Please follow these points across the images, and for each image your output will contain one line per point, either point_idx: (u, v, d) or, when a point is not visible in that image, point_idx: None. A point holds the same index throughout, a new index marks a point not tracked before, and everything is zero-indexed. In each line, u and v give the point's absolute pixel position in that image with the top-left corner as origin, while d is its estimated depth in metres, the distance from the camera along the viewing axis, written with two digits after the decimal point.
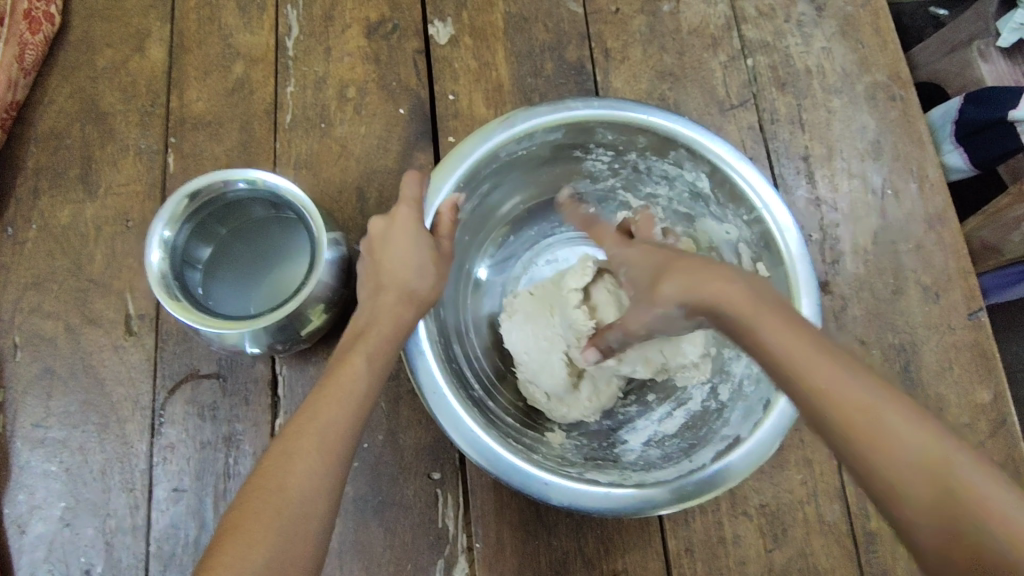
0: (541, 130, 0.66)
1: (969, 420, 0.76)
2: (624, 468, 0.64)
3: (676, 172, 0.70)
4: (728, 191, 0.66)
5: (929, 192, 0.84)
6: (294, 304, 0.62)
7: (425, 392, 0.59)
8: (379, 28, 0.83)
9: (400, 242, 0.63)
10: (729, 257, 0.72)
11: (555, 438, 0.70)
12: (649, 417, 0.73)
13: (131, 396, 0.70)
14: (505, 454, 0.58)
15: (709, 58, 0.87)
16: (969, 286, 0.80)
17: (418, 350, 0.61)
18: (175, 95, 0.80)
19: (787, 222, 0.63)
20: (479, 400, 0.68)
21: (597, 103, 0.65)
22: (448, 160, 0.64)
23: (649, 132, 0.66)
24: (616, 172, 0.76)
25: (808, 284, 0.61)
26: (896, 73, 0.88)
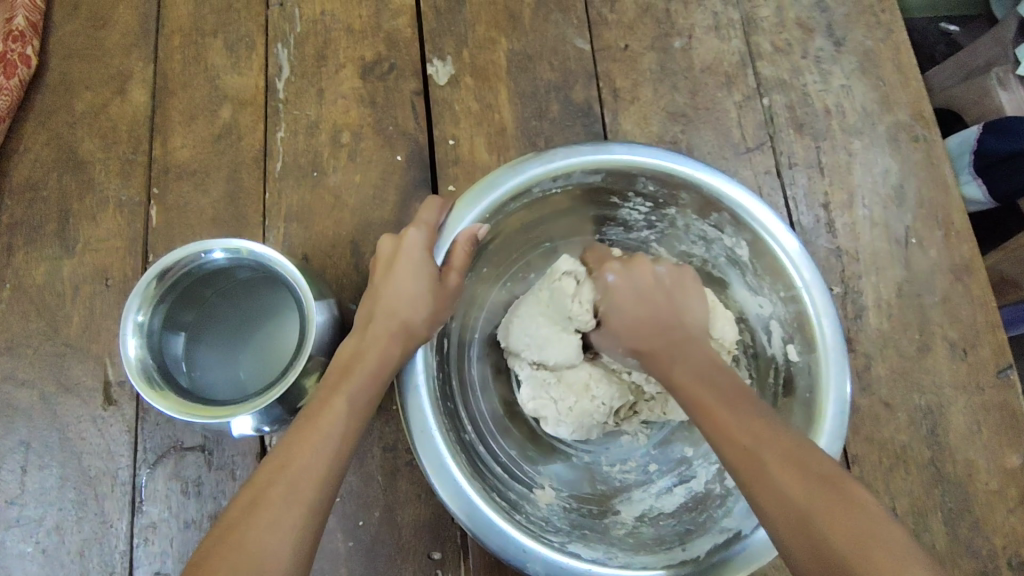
0: (579, 169, 0.63)
1: (999, 486, 0.72)
2: (612, 543, 0.59)
3: (716, 235, 0.68)
4: (770, 264, 0.64)
5: (955, 240, 0.79)
6: (282, 386, 0.57)
7: (414, 433, 0.55)
8: (376, 69, 0.79)
9: (403, 270, 0.61)
10: (759, 332, 0.70)
11: (544, 496, 0.64)
12: (647, 488, 0.67)
13: (110, 470, 0.66)
14: (486, 509, 0.54)
15: (723, 97, 0.83)
16: (999, 342, 0.76)
17: (413, 385, 0.57)
18: (158, 142, 0.75)
19: (826, 307, 0.61)
20: (470, 444, 0.63)
21: (643, 151, 0.63)
22: (478, 189, 0.61)
23: (694, 187, 0.64)
24: (651, 225, 0.73)
25: (839, 375, 0.59)
26: (919, 113, 0.84)
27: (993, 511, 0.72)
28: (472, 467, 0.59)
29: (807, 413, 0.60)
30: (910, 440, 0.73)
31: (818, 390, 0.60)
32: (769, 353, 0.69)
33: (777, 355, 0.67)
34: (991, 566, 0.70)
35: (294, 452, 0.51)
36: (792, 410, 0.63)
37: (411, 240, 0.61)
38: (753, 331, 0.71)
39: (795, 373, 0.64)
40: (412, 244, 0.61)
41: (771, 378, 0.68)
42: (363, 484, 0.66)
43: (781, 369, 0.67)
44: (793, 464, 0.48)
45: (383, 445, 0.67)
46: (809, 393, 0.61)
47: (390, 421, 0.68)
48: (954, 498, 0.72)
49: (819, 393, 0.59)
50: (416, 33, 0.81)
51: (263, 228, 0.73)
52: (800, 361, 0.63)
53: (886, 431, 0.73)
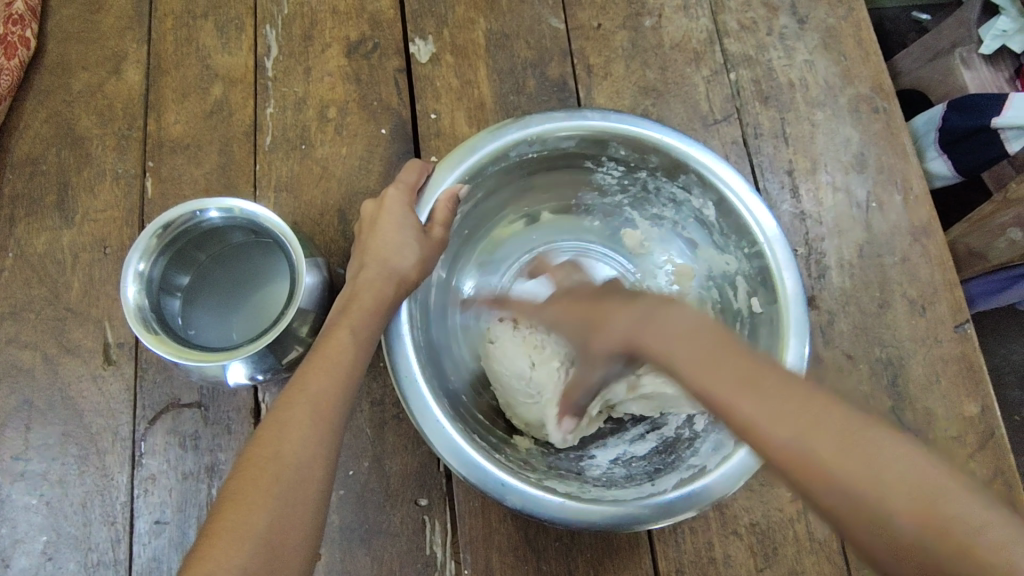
0: (554, 134, 0.67)
1: (957, 432, 0.76)
2: (586, 482, 0.63)
3: (684, 196, 0.72)
4: (735, 223, 0.68)
5: (914, 204, 0.84)
6: (274, 334, 0.60)
7: (401, 376, 0.60)
8: (360, 48, 0.82)
9: (385, 225, 0.65)
10: (726, 288, 0.74)
11: (523, 442, 0.68)
12: (621, 436, 0.72)
13: (111, 426, 0.69)
14: (465, 446, 0.58)
15: (692, 72, 0.87)
16: (955, 298, 0.80)
17: (399, 334, 0.61)
18: (153, 118, 0.79)
19: (787, 259, 0.65)
20: (453, 393, 0.67)
21: (613, 117, 0.67)
22: (457, 152, 0.65)
23: (662, 151, 0.68)
24: (624, 189, 0.77)
25: (799, 324, 0.62)
26: (879, 85, 0.88)
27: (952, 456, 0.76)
28: (454, 411, 0.63)
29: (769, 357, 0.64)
30: (873, 391, 0.77)
31: (779, 339, 0.63)
32: (736, 307, 0.72)
33: (743, 309, 0.71)
34: None
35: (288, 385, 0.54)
36: None
37: (391, 199, 0.66)
38: (722, 288, 0.74)
39: (759, 324, 0.67)
40: (393, 202, 0.66)
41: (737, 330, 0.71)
42: (352, 436, 0.69)
43: (746, 321, 0.70)
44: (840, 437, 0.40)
45: (372, 400, 0.71)
46: (770, 341, 0.64)
47: (378, 377, 0.71)
48: None
49: (780, 341, 0.63)
50: (399, 14, 0.85)
51: (254, 199, 0.76)
52: (763, 312, 0.67)
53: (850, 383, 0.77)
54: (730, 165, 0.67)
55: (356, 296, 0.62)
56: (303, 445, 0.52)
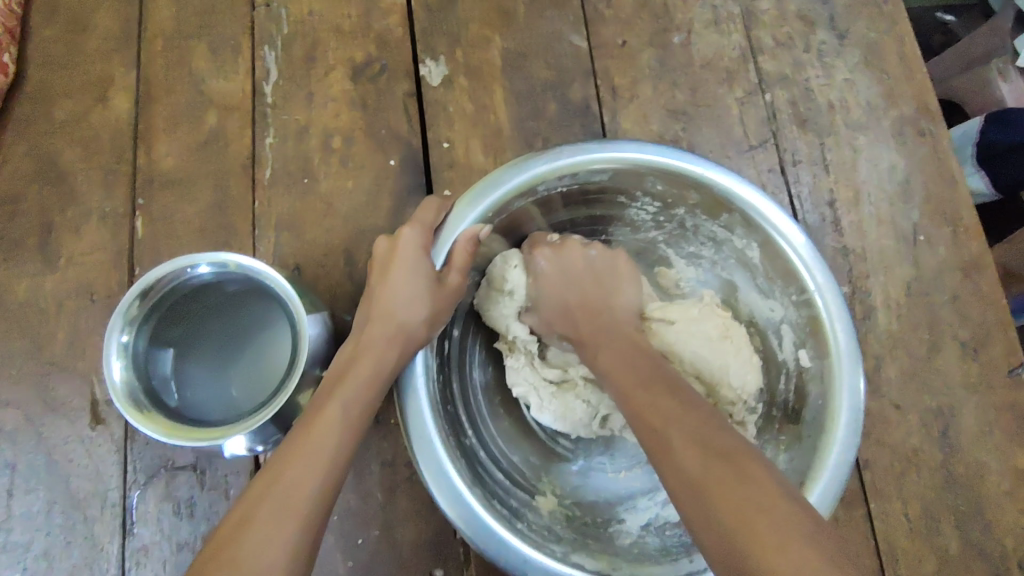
0: (586, 167, 0.61)
1: (1012, 487, 0.71)
2: (616, 556, 0.57)
3: (726, 235, 0.67)
4: (782, 266, 0.62)
5: (964, 236, 0.77)
6: (275, 405, 0.54)
7: (413, 436, 0.53)
8: (367, 70, 0.76)
9: (399, 271, 0.59)
10: (770, 337, 0.68)
11: (546, 504, 0.62)
12: (653, 494, 0.64)
13: (99, 492, 0.64)
14: (486, 517, 0.52)
15: (724, 94, 0.80)
16: (1009, 340, 0.74)
17: (412, 387, 0.55)
18: (142, 150, 0.73)
19: (839, 311, 0.59)
20: (471, 449, 0.61)
21: (652, 148, 0.61)
22: (479, 187, 0.59)
23: (703, 187, 0.62)
24: (659, 225, 0.71)
25: (852, 379, 0.58)
26: (924, 106, 0.82)
27: (1007, 513, 0.70)
28: (472, 471, 0.57)
29: (819, 419, 0.59)
30: (921, 443, 0.72)
31: (831, 398, 0.58)
32: (780, 358, 0.67)
33: (788, 361, 0.66)
34: (1005, 570, 0.69)
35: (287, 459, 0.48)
36: (805, 419, 0.61)
37: (406, 241, 0.60)
38: (764, 335, 0.69)
39: (807, 379, 0.63)
40: (407, 244, 0.60)
41: (782, 382, 0.67)
42: (361, 502, 0.64)
43: (790, 374, 0.65)
44: (693, 440, 0.47)
45: (382, 461, 0.65)
46: (820, 401, 0.60)
47: (388, 436, 0.66)
48: (967, 502, 0.70)
49: (832, 400, 0.58)
50: (408, 32, 0.78)
51: (253, 239, 0.70)
52: (813, 367, 0.62)
53: (897, 435, 0.72)
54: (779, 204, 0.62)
55: (363, 350, 0.57)
56: (308, 536, 0.46)
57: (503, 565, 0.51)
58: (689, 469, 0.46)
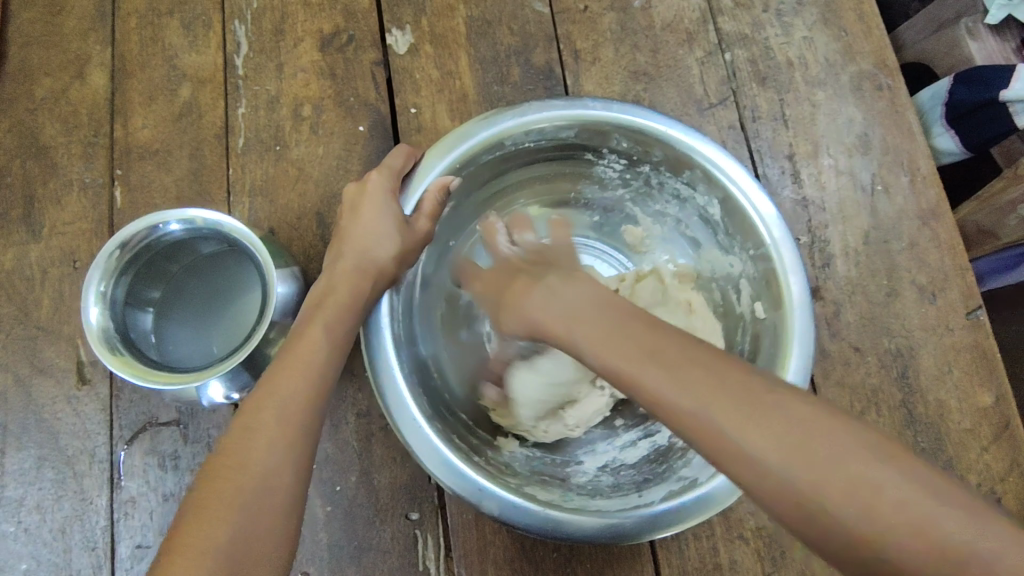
0: (551, 122, 0.63)
1: (971, 424, 0.73)
2: (569, 489, 0.60)
3: (689, 193, 0.68)
4: (740, 223, 0.64)
5: (922, 185, 0.79)
6: (247, 350, 0.56)
7: (379, 373, 0.56)
8: (334, 41, 0.78)
9: (369, 211, 0.62)
10: (730, 291, 0.70)
11: (506, 444, 0.65)
12: (612, 441, 0.68)
13: (87, 448, 0.66)
14: (442, 446, 0.55)
15: (685, 54, 0.83)
16: (967, 283, 0.77)
17: (379, 324, 0.58)
18: (119, 124, 0.75)
19: (793, 263, 0.61)
20: (435, 389, 0.64)
21: (615, 106, 0.63)
22: (449, 138, 0.61)
23: (668, 145, 0.64)
24: (626, 183, 0.73)
25: (804, 329, 0.59)
26: (882, 61, 0.84)
27: (966, 449, 0.72)
28: (434, 409, 0.60)
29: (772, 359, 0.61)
30: (882, 384, 0.74)
31: (781, 347, 0.60)
32: (738, 312, 0.69)
33: (744, 313, 0.68)
34: None
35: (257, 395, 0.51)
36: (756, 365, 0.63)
37: (375, 183, 0.63)
38: (725, 290, 0.71)
39: (761, 330, 0.64)
40: (376, 187, 0.63)
41: (740, 336, 0.68)
42: (338, 451, 0.66)
43: (747, 326, 0.67)
44: (756, 413, 0.39)
45: (357, 412, 0.68)
46: (772, 351, 0.61)
47: (363, 387, 0.68)
48: (927, 439, 0.72)
49: (782, 349, 0.59)
50: (374, 3, 0.80)
51: (228, 205, 0.73)
52: (766, 317, 0.64)
53: (857, 376, 0.74)
54: (734, 158, 0.63)
55: (332, 283, 0.60)
56: (275, 464, 0.49)
57: (456, 490, 0.55)
58: (773, 458, 0.38)
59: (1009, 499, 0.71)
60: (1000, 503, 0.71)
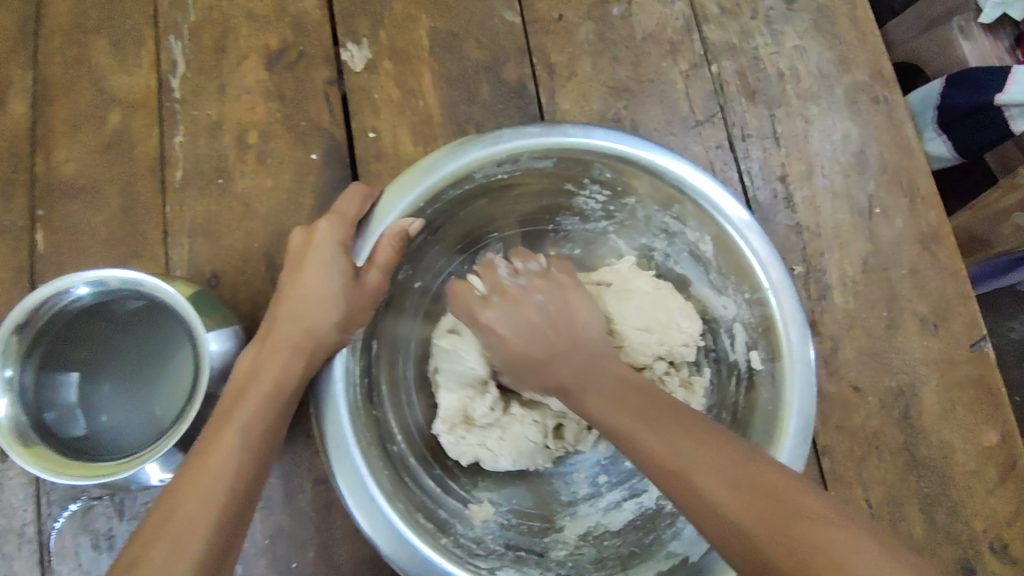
0: (529, 151, 0.57)
1: (977, 466, 0.68)
2: (549, 570, 0.56)
3: (679, 228, 0.63)
4: (735, 264, 0.59)
5: (922, 206, 0.74)
6: (174, 434, 0.50)
7: (332, 451, 0.50)
8: (282, 58, 0.71)
9: (316, 264, 0.55)
10: (721, 335, 0.65)
11: (479, 513, 0.59)
12: (594, 503, 0.62)
13: (14, 527, 0.60)
14: (407, 535, 0.49)
15: (668, 67, 0.76)
16: (971, 313, 0.72)
17: (331, 391, 0.51)
18: (42, 156, 0.67)
19: (793, 312, 0.56)
20: (400, 456, 0.57)
21: (599, 134, 0.57)
22: (412, 173, 0.54)
23: (656, 176, 0.58)
24: (609, 215, 0.67)
25: (805, 387, 0.55)
26: (878, 72, 0.78)
27: (972, 493, 0.68)
28: (397, 480, 0.54)
29: (770, 423, 0.56)
30: (882, 425, 0.69)
31: (781, 405, 0.55)
32: (731, 360, 0.64)
33: (738, 363, 0.63)
34: (970, 550, 0.66)
35: (182, 498, 0.45)
36: (754, 423, 0.58)
37: (322, 235, 0.55)
38: (715, 332, 0.66)
39: (758, 381, 0.60)
40: (323, 237, 0.55)
41: (732, 386, 0.64)
42: (294, 523, 0.60)
43: (741, 376, 0.63)
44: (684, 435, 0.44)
45: (315, 478, 0.61)
46: (772, 406, 0.56)
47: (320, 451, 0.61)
48: (930, 483, 0.68)
49: (781, 408, 0.55)
50: (327, 14, 0.72)
51: (166, 247, 0.65)
52: (763, 370, 0.59)
53: (857, 418, 0.69)
54: (729, 190, 0.58)
55: (262, 362, 0.53)
56: None
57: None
58: (685, 457, 0.43)
59: (1017, 546, 0.67)
60: (1008, 550, 0.67)
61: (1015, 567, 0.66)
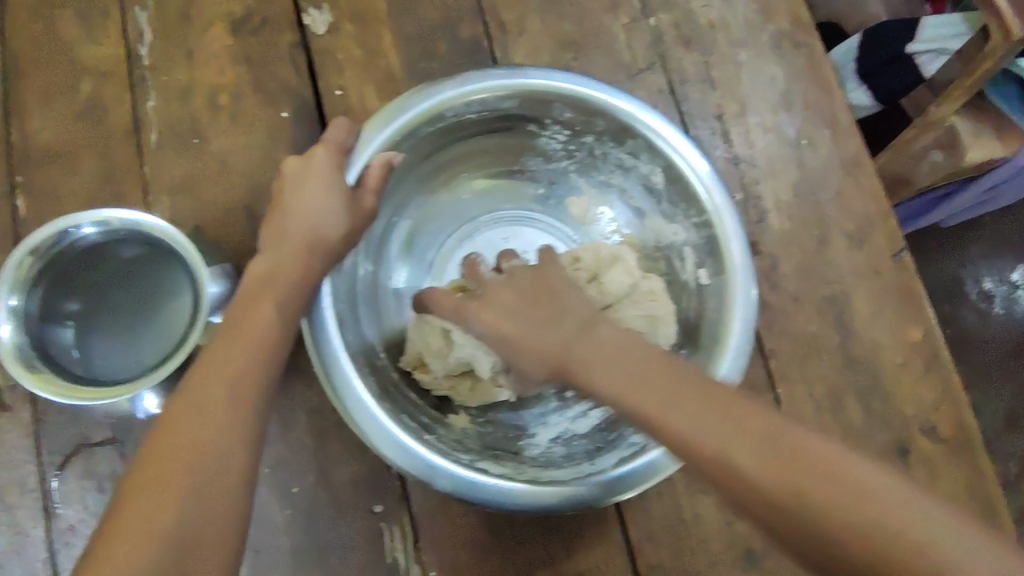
0: (494, 92, 0.62)
1: (904, 360, 0.77)
2: (523, 463, 0.60)
3: (632, 162, 0.68)
4: (682, 191, 0.65)
5: (843, 136, 0.82)
6: (180, 355, 0.53)
7: (322, 359, 0.54)
8: (247, 24, 0.74)
9: (314, 189, 0.59)
10: (673, 258, 0.71)
11: (458, 421, 0.65)
12: (564, 413, 0.68)
13: (17, 478, 0.63)
14: (391, 426, 0.54)
15: (610, 21, 0.82)
16: (891, 227, 0.80)
17: (322, 308, 0.56)
18: (16, 127, 0.69)
19: (734, 230, 0.62)
20: (384, 368, 0.63)
21: (558, 77, 0.63)
22: (389, 108, 0.60)
23: (610, 115, 0.64)
24: (569, 155, 0.73)
25: (745, 295, 0.60)
26: (798, 19, 0.86)
27: (901, 383, 0.76)
28: (383, 392, 0.59)
29: (710, 348, 0.61)
30: (820, 329, 0.77)
31: (725, 311, 0.61)
32: (683, 279, 0.70)
33: (689, 281, 0.68)
34: (902, 433, 0.75)
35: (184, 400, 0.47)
36: (701, 334, 0.64)
37: (320, 160, 0.59)
38: (670, 259, 0.71)
39: (706, 296, 0.65)
40: (320, 163, 0.59)
41: (684, 302, 0.69)
42: (292, 451, 0.64)
43: (693, 293, 0.68)
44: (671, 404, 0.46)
45: (309, 409, 0.65)
46: (717, 313, 0.62)
47: (312, 383, 0.66)
48: (865, 378, 0.76)
49: (726, 313, 0.60)
50: None
51: (147, 205, 0.68)
52: (710, 283, 0.64)
53: (798, 325, 0.77)
54: (674, 127, 0.64)
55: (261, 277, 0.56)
56: None
57: (409, 471, 0.54)
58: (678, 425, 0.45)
59: (942, 426, 0.75)
60: (935, 431, 0.75)
61: (941, 445, 0.75)
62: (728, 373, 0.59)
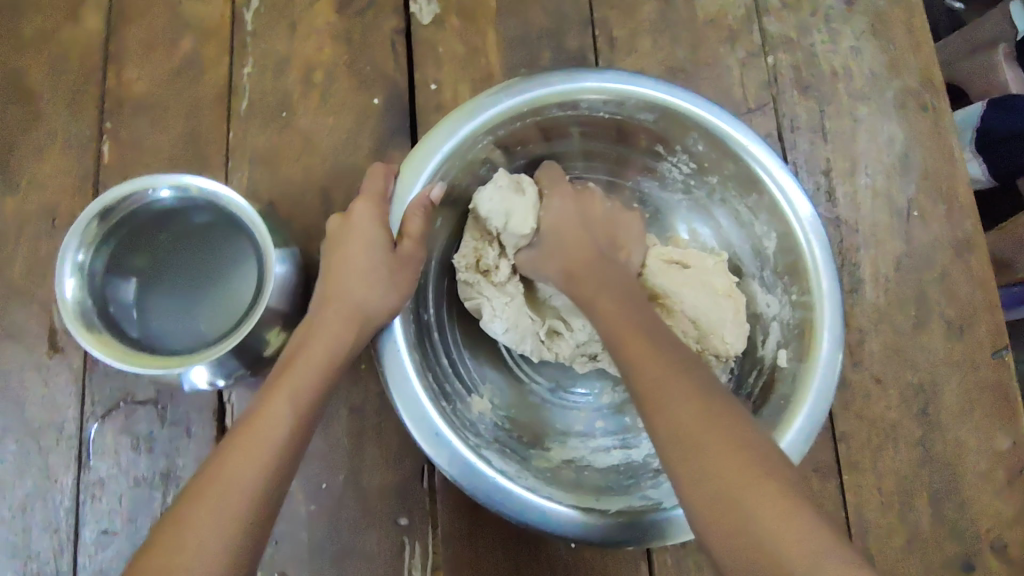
0: (634, 100, 0.59)
1: (986, 467, 0.70)
2: (527, 470, 0.58)
3: (751, 219, 0.64)
4: (792, 263, 0.60)
5: (958, 214, 0.75)
6: (235, 336, 0.53)
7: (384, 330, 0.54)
8: (353, 4, 0.72)
9: (354, 245, 0.57)
10: (755, 329, 0.66)
11: (479, 404, 0.63)
12: (585, 440, 0.65)
13: (56, 422, 0.63)
14: (423, 399, 0.52)
15: (725, 53, 0.78)
16: (996, 322, 0.73)
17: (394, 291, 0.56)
18: (113, 72, 0.70)
19: (834, 318, 0.57)
20: (427, 324, 0.62)
21: (712, 107, 0.59)
22: (530, 77, 0.58)
23: (743, 162, 0.60)
24: (687, 189, 0.69)
25: (820, 391, 0.55)
26: (930, 80, 0.79)
27: (979, 493, 0.69)
28: (421, 351, 0.58)
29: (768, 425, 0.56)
30: (899, 418, 0.71)
31: (794, 395, 0.56)
32: (758, 354, 0.65)
33: (765, 358, 0.63)
34: (971, 548, 0.68)
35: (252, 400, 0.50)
36: (761, 410, 0.59)
37: (359, 214, 0.58)
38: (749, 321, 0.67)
39: (778, 379, 0.60)
40: (360, 218, 0.58)
41: (752, 377, 0.64)
42: (327, 446, 0.62)
43: (763, 370, 0.63)
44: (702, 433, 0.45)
45: (349, 407, 0.63)
46: (783, 399, 0.57)
47: (358, 380, 0.64)
48: (940, 480, 0.70)
49: (796, 393, 0.56)
50: None
51: (227, 172, 0.68)
52: (787, 367, 0.59)
53: (876, 410, 0.71)
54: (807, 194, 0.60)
55: None
56: None
57: (416, 435, 0.52)
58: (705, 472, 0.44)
59: (1017, 548, 0.68)
60: (1007, 552, 0.68)
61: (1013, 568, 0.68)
62: (787, 450, 0.54)
